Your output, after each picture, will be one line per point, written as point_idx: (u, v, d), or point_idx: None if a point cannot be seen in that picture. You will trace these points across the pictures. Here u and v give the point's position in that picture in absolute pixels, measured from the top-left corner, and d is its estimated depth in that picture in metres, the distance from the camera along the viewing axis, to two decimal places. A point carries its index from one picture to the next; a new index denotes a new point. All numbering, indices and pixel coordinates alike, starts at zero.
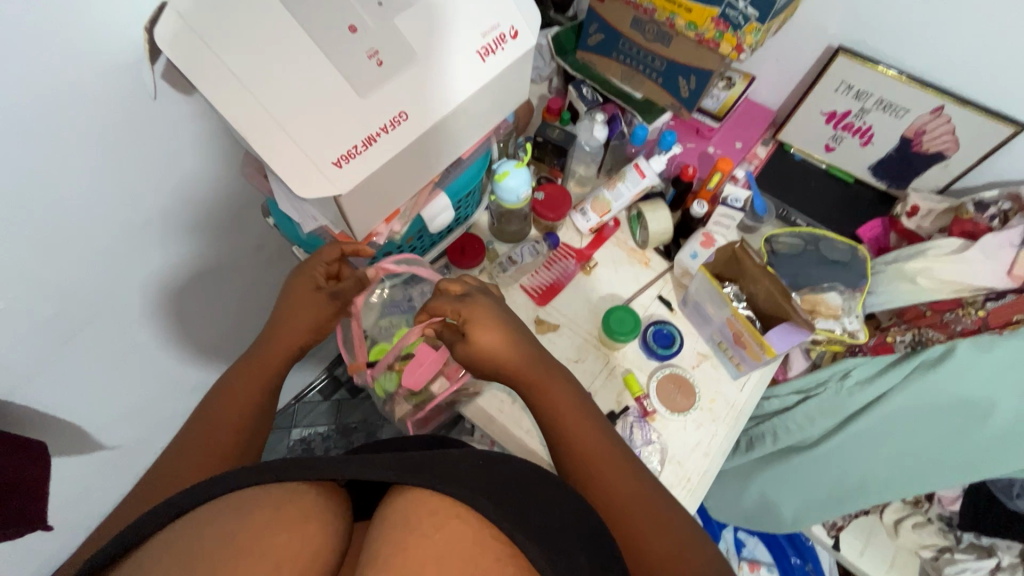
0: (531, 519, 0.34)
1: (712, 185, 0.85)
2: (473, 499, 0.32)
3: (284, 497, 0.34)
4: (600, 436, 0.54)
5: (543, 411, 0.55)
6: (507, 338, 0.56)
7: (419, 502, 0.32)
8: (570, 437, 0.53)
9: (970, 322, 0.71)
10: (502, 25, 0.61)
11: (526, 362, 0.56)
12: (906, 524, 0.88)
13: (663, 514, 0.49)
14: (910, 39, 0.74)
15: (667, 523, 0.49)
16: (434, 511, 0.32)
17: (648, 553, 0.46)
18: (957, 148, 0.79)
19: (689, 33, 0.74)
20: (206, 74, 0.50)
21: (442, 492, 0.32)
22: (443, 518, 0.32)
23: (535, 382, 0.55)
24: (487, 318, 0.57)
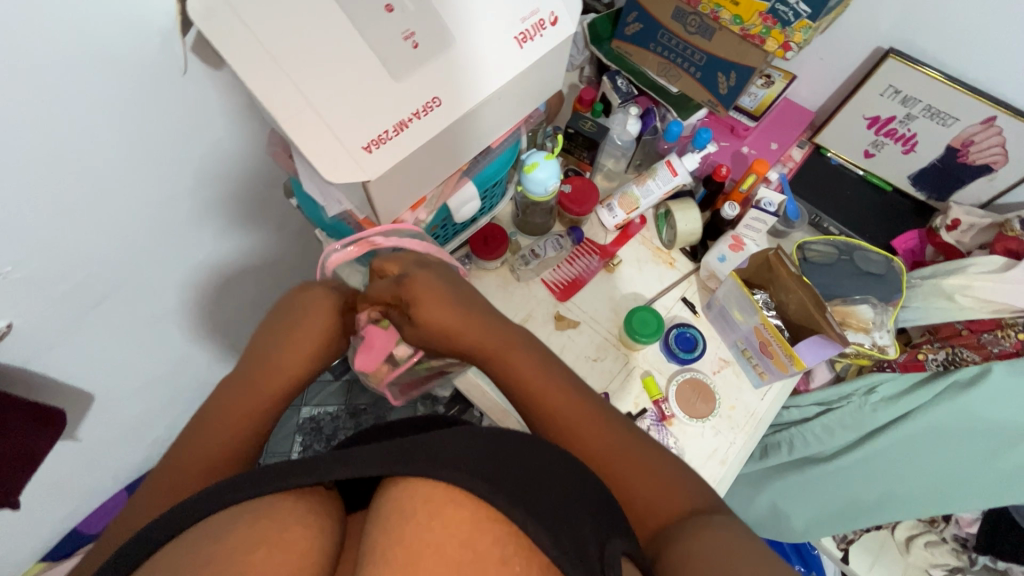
0: (503, 471, 0.32)
1: (746, 188, 0.81)
2: (468, 480, 0.29)
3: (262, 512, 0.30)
4: (569, 392, 0.51)
5: (507, 381, 0.52)
6: (454, 309, 0.54)
7: (416, 492, 0.29)
8: (537, 397, 0.51)
9: (1008, 345, 0.68)
10: (541, 11, 0.59)
11: (482, 332, 0.54)
12: (918, 542, 0.87)
13: (650, 464, 0.47)
14: (967, 45, 0.71)
15: (648, 473, 0.46)
16: (429, 497, 0.29)
17: (636, 496, 0.45)
18: (1006, 162, 0.75)
19: (734, 27, 0.72)
20: (237, 50, 0.48)
21: (443, 479, 0.29)
22: (438, 503, 0.29)
23: (493, 353, 0.53)
24: (426, 292, 0.55)
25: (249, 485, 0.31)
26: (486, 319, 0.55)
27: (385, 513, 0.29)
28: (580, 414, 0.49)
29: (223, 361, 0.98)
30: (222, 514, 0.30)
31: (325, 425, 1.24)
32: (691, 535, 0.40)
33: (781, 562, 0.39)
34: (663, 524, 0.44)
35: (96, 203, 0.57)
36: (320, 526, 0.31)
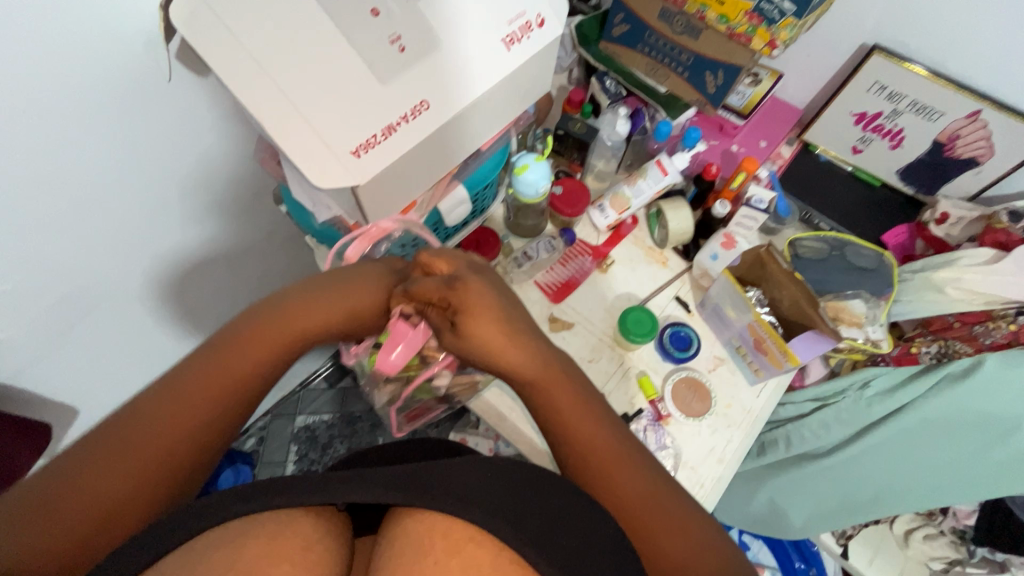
0: (529, 521, 0.31)
1: (735, 185, 0.82)
2: (486, 521, 0.29)
3: (278, 527, 0.30)
4: (608, 434, 0.48)
5: (543, 410, 0.50)
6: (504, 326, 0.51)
7: (431, 526, 0.29)
8: (574, 432, 0.48)
9: (1000, 336, 0.67)
10: (528, 13, 0.59)
11: (524, 355, 0.50)
12: (916, 535, 0.88)
13: (678, 515, 0.44)
14: (951, 40, 0.71)
15: (685, 527, 0.44)
16: (448, 532, 0.29)
17: (667, 552, 0.42)
18: (992, 155, 0.76)
19: (721, 26, 0.72)
20: (222, 56, 0.48)
21: (455, 511, 0.29)
22: (456, 540, 0.29)
23: (534, 380, 0.50)
24: (477, 304, 0.51)
25: (249, 497, 0.30)
26: (538, 344, 0.52)
27: (395, 546, 0.29)
28: (612, 454, 0.47)
29: None
30: (237, 522, 0.29)
31: (321, 435, 1.22)
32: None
33: None
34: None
35: (81, 213, 0.56)
36: (332, 545, 0.30)
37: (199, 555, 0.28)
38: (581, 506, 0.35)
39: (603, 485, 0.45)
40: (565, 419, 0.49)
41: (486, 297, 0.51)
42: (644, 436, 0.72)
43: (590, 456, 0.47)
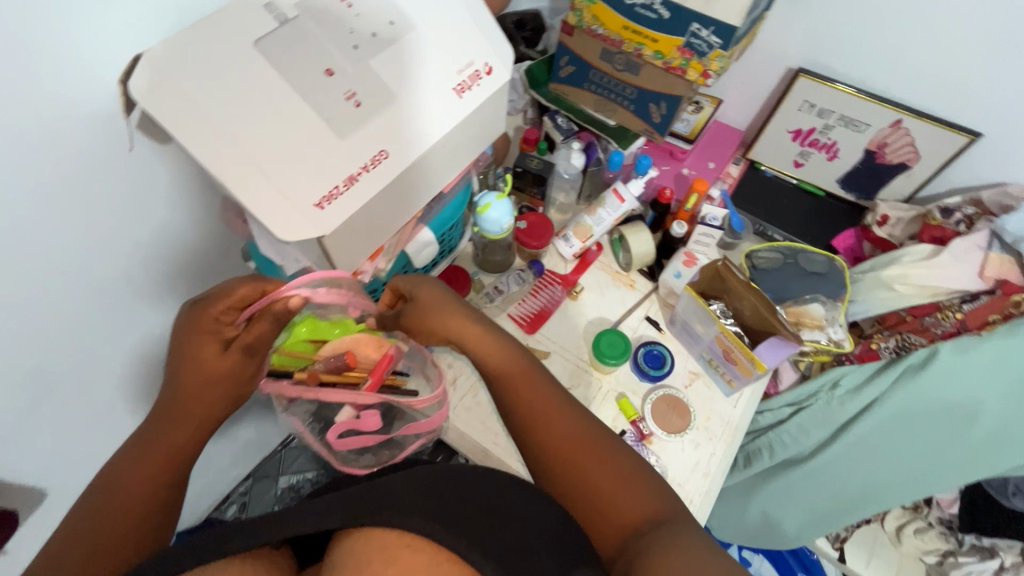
0: (470, 523, 0.36)
1: (690, 207, 0.86)
2: (423, 528, 0.35)
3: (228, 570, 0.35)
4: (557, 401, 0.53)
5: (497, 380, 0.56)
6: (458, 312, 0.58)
7: (371, 541, 0.35)
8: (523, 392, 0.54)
9: (949, 325, 0.71)
10: (476, 62, 0.64)
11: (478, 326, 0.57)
12: (907, 531, 0.89)
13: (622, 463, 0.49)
14: (865, 59, 0.78)
15: (621, 468, 0.49)
16: (385, 543, 0.35)
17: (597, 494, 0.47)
18: (919, 159, 0.82)
19: (657, 61, 0.78)
20: (182, 124, 0.49)
21: (395, 526, 0.35)
22: (395, 550, 0.34)
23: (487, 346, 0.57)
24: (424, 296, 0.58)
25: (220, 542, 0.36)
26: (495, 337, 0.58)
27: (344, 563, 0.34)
28: (561, 421, 0.52)
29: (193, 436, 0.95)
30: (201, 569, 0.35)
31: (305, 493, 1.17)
32: (665, 540, 0.42)
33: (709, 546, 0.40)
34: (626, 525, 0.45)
35: (45, 287, 0.56)
36: None
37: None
38: (521, 503, 0.40)
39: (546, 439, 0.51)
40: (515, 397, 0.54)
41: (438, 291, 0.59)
42: None
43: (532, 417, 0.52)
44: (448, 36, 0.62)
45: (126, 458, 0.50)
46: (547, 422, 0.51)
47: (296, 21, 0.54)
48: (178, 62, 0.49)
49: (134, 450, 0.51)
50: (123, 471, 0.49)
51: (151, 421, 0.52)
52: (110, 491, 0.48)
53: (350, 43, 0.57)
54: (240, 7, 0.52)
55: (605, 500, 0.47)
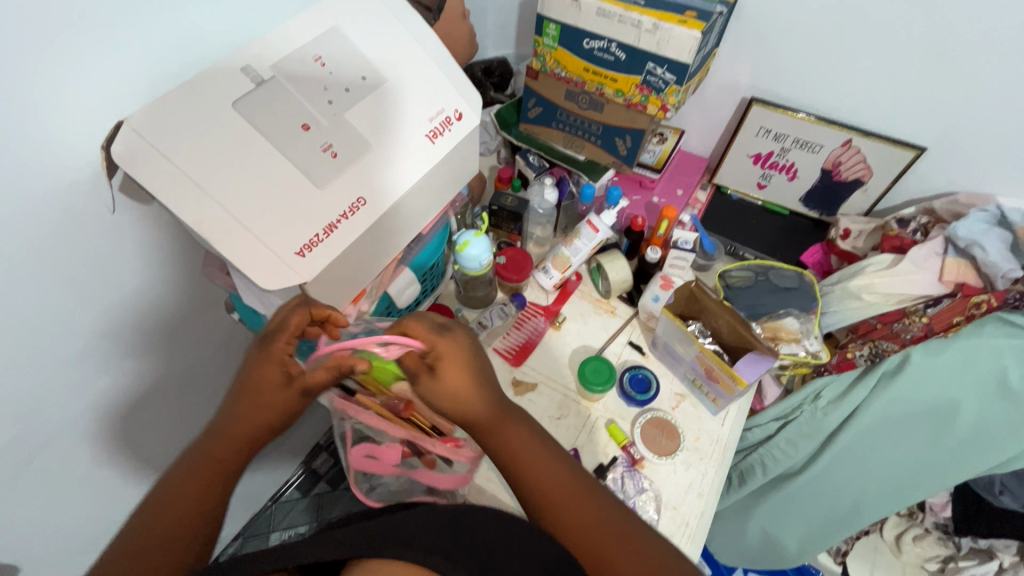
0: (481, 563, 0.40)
1: (662, 232, 0.89)
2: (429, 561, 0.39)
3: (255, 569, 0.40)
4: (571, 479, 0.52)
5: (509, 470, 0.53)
6: (476, 384, 0.53)
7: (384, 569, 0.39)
8: (535, 478, 0.52)
9: (917, 329, 0.73)
10: (446, 109, 0.67)
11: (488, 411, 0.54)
12: (907, 539, 0.88)
13: (634, 539, 0.48)
14: (810, 85, 0.84)
15: (636, 550, 0.47)
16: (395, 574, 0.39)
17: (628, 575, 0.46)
18: (872, 174, 0.87)
19: (618, 99, 0.82)
20: (162, 182, 0.51)
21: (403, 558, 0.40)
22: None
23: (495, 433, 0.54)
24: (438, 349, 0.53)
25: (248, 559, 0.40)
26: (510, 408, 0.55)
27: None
28: (574, 502, 0.51)
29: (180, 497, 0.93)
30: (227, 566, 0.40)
31: None
32: None
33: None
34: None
35: (26, 353, 0.56)
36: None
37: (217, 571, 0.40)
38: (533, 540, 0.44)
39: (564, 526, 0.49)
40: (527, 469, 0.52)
41: (456, 352, 0.53)
42: (622, 484, 0.72)
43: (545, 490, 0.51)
44: (418, 87, 0.65)
45: (168, 483, 0.50)
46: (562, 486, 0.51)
47: (272, 82, 0.57)
48: (159, 125, 0.51)
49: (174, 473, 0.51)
50: (160, 498, 0.49)
51: (200, 444, 0.53)
52: (147, 512, 0.48)
53: (325, 98, 0.60)
54: (217, 71, 0.55)
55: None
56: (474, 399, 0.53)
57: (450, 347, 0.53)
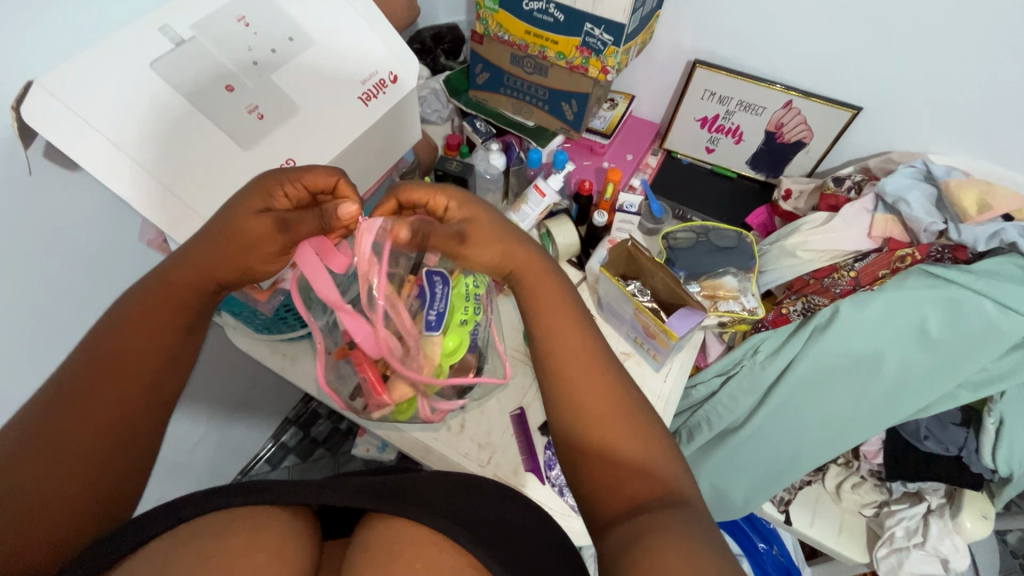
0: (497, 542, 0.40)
1: (609, 196, 0.89)
2: (449, 531, 0.38)
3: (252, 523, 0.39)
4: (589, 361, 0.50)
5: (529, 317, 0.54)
6: (513, 250, 0.54)
7: (396, 529, 0.39)
8: (552, 351, 0.51)
9: (845, 283, 0.78)
10: (380, 71, 0.66)
11: (525, 265, 0.54)
12: (846, 487, 0.91)
13: (618, 416, 0.47)
14: (753, 46, 0.84)
15: (667, 479, 0.44)
16: (415, 538, 0.38)
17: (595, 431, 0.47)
18: (813, 135, 0.88)
19: (560, 62, 0.82)
20: (77, 143, 0.51)
21: (425, 524, 0.39)
22: (425, 547, 0.38)
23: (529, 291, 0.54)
24: (493, 237, 0.53)
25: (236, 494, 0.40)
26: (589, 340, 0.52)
27: (366, 547, 0.38)
28: (585, 377, 0.49)
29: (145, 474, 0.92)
30: (217, 515, 0.39)
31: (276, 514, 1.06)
32: (662, 522, 0.39)
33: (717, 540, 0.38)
34: (620, 511, 0.43)
35: None
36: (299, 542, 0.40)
37: (198, 528, 0.38)
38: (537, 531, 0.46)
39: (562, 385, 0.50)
40: (558, 347, 0.51)
41: (552, 270, 0.55)
42: None
43: (574, 379, 0.49)
44: (348, 47, 0.64)
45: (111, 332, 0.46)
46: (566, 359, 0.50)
47: (192, 42, 0.56)
48: (74, 89, 0.50)
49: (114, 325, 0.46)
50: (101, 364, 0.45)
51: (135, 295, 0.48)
52: (65, 407, 0.43)
53: (250, 59, 0.59)
54: (134, 33, 0.54)
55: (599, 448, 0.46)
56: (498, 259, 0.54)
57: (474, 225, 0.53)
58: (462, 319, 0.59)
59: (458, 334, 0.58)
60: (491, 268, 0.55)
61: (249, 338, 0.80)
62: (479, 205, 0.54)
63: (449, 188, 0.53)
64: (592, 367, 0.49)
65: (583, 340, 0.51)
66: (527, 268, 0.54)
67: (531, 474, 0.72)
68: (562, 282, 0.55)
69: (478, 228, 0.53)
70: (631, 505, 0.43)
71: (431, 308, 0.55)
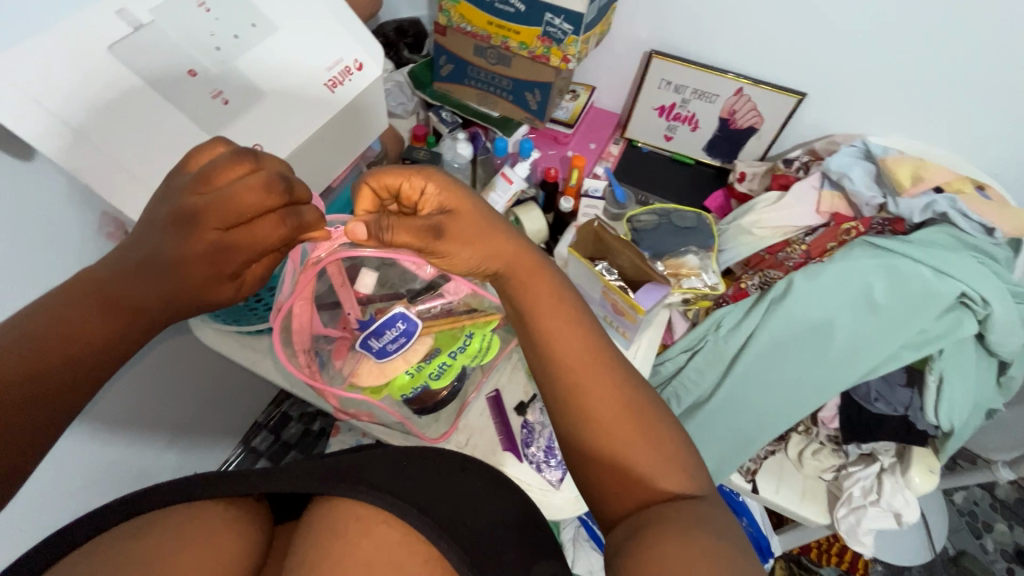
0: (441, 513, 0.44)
1: (575, 181, 0.92)
2: (399, 511, 0.43)
3: (196, 524, 0.42)
4: (587, 349, 0.49)
5: (522, 311, 0.51)
6: (495, 246, 0.51)
7: (344, 512, 0.43)
8: (551, 342, 0.49)
9: (798, 256, 0.84)
10: (345, 59, 0.66)
11: (511, 259, 0.52)
12: (807, 454, 0.93)
13: (630, 406, 0.46)
14: (704, 37, 0.89)
15: (674, 473, 0.44)
16: (361, 518, 0.42)
17: (595, 420, 0.46)
18: (763, 121, 0.94)
19: (523, 52, 0.84)
20: (25, 123, 0.49)
21: (370, 504, 0.43)
22: (371, 525, 0.42)
23: (519, 283, 0.52)
24: (474, 231, 0.50)
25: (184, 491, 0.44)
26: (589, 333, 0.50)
27: (315, 526, 0.43)
28: (589, 370, 0.48)
29: (110, 481, 0.89)
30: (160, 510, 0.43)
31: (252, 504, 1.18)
32: (666, 520, 0.40)
33: (733, 542, 0.40)
34: (632, 507, 0.44)
35: None
36: (245, 529, 0.44)
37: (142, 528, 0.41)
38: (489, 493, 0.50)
39: (558, 372, 0.48)
40: (557, 347, 0.49)
41: (541, 263, 0.53)
42: (542, 416, 0.77)
43: (580, 376, 0.47)
44: (311, 33, 0.64)
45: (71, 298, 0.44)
46: (565, 350, 0.48)
47: (151, 26, 0.56)
48: (28, 71, 0.49)
49: (61, 306, 0.43)
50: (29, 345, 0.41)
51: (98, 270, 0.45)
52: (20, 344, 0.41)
53: (212, 45, 0.59)
54: (89, 16, 0.53)
55: (607, 444, 0.45)
56: (471, 259, 0.50)
57: (451, 225, 0.49)
58: (411, 371, 0.58)
59: (400, 381, 0.58)
60: (476, 267, 0.51)
61: (215, 331, 0.78)
62: (459, 190, 0.51)
63: (431, 178, 0.49)
64: (598, 368, 0.48)
65: (589, 343, 0.49)
66: (517, 264, 0.52)
67: (509, 452, 0.73)
68: (554, 278, 0.53)
69: (459, 221, 0.50)
70: (638, 498, 0.44)
71: (380, 339, 0.55)
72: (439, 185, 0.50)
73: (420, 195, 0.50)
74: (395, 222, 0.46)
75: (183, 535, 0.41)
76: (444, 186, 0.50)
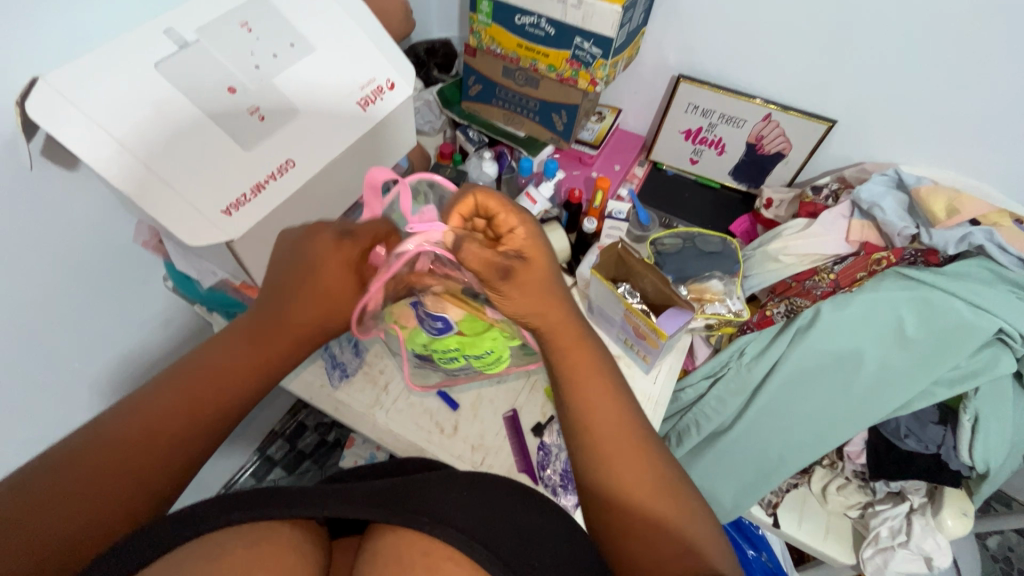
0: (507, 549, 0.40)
1: (598, 203, 0.91)
2: (467, 546, 0.39)
3: (258, 537, 0.38)
4: (625, 416, 0.48)
5: (562, 373, 0.51)
6: (551, 310, 0.50)
7: (410, 543, 0.39)
8: (589, 407, 0.48)
9: (826, 285, 0.82)
10: (377, 78, 0.68)
11: (562, 324, 0.50)
12: (831, 488, 0.90)
13: (665, 480, 0.46)
14: (733, 64, 0.89)
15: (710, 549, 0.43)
16: (429, 551, 0.38)
17: (634, 487, 0.45)
18: (791, 147, 0.93)
19: (551, 74, 0.85)
20: (70, 133, 0.51)
21: (436, 536, 0.39)
22: (436, 559, 0.38)
23: (565, 347, 0.51)
24: (538, 289, 0.49)
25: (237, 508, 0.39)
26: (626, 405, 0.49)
27: (378, 554, 0.39)
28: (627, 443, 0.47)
29: None
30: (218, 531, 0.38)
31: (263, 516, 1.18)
32: None
33: None
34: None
35: None
36: (306, 550, 0.40)
37: (190, 549, 0.36)
38: (557, 524, 0.45)
39: (597, 428, 0.47)
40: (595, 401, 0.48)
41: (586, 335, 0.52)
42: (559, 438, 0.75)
43: (621, 445, 0.46)
44: (346, 53, 0.66)
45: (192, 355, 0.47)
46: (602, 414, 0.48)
47: (196, 45, 0.58)
48: (78, 83, 0.51)
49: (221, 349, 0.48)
50: (169, 395, 0.44)
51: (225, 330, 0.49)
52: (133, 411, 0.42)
53: (251, 63, 0.60)
54: (139, 33, 0.55)
55: (650, 518, 0.44)
56: (519, 309, 0.50)
57: (520, 274, 0.48)
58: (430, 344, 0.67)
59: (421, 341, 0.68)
60: (519, 317, 0.50)
61: None
62: (545, 250, 0.51)
63: (524, 226, 0.50)
64: (640, 439, 0.47)
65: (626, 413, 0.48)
66: (562, 333, 0.51)
67: (524, 474, 0.72)
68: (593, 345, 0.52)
69: (529, 273, 0.49)
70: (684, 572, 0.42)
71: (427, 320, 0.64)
72: (530, 235, 0.50)
73: (509, 233, 0.50)
74: (472, 249, 0.47)
75: (248, 557, 0.36)
76: (534, 238, 0.50)
